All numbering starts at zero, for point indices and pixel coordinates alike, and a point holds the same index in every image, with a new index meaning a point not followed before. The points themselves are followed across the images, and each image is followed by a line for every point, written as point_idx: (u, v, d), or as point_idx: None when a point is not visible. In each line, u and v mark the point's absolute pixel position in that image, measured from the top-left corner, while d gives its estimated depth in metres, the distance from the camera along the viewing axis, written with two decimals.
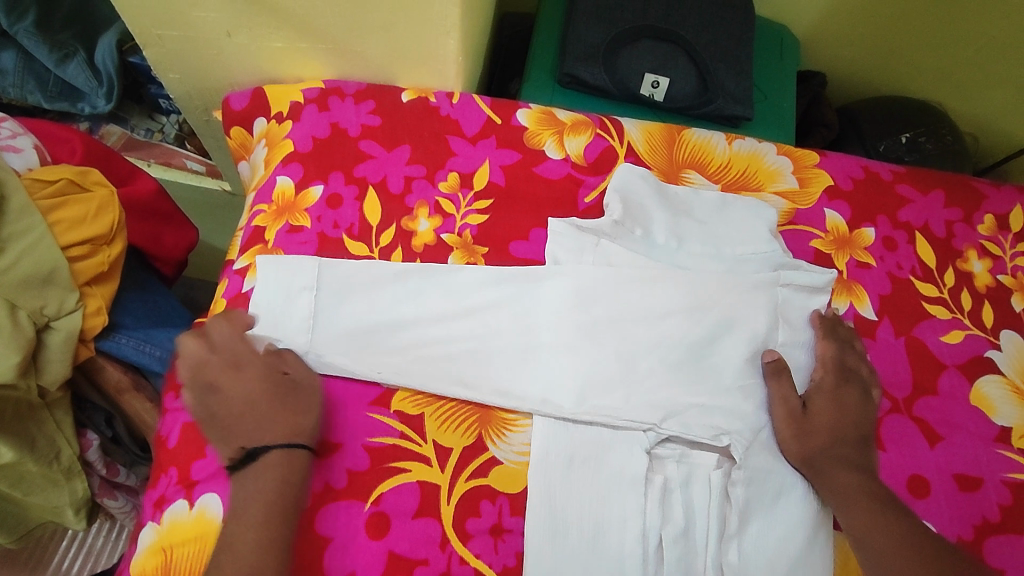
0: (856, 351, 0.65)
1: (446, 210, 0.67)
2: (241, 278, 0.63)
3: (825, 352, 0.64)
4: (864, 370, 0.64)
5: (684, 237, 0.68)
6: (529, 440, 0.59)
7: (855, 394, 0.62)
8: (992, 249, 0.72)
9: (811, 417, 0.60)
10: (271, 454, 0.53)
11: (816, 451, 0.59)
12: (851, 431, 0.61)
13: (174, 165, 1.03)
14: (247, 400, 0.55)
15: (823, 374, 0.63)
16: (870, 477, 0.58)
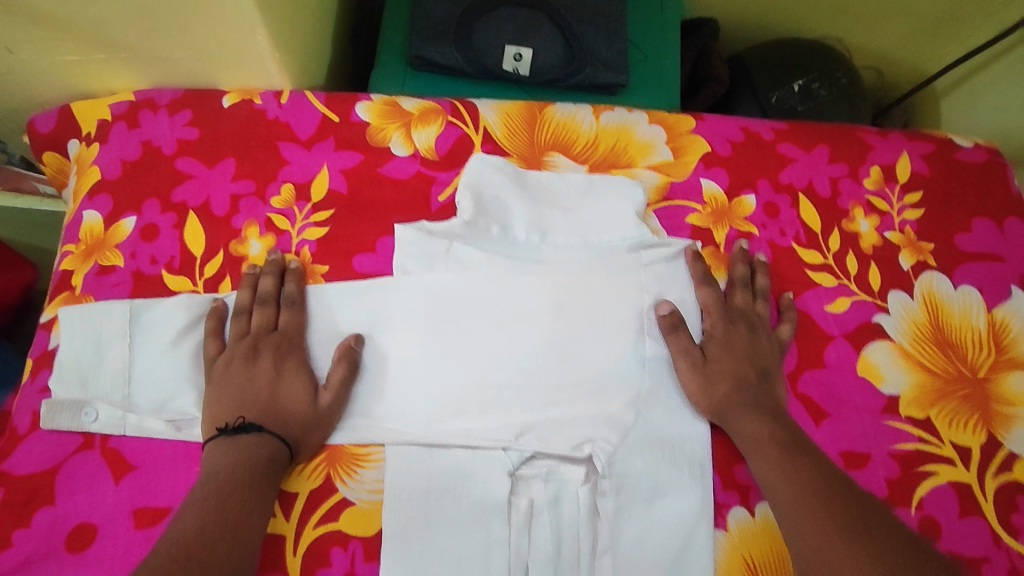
0: (744, 288, 0.63)
1: (280, 226, 0.62)
2: (47, 333, 0.57)
3: (707, 300, 0.61)
4: (752, 309, 0.62)
5: (547, 231, 0.63)
6: (381, 477, 0.55)
7: (745, 333, 0.60)
8: (880, 204, 0.68)
9: (710, 365, 0.58)
10: (267, 435, 0.52)
11: (721, 400, 0.57)
12: (752, 371, 0.59)
13: (23, 191, 0.83)
14: (287, 382, 0.55)
15: (711, 322, 0.61)
16: (780, 420, 0.56)
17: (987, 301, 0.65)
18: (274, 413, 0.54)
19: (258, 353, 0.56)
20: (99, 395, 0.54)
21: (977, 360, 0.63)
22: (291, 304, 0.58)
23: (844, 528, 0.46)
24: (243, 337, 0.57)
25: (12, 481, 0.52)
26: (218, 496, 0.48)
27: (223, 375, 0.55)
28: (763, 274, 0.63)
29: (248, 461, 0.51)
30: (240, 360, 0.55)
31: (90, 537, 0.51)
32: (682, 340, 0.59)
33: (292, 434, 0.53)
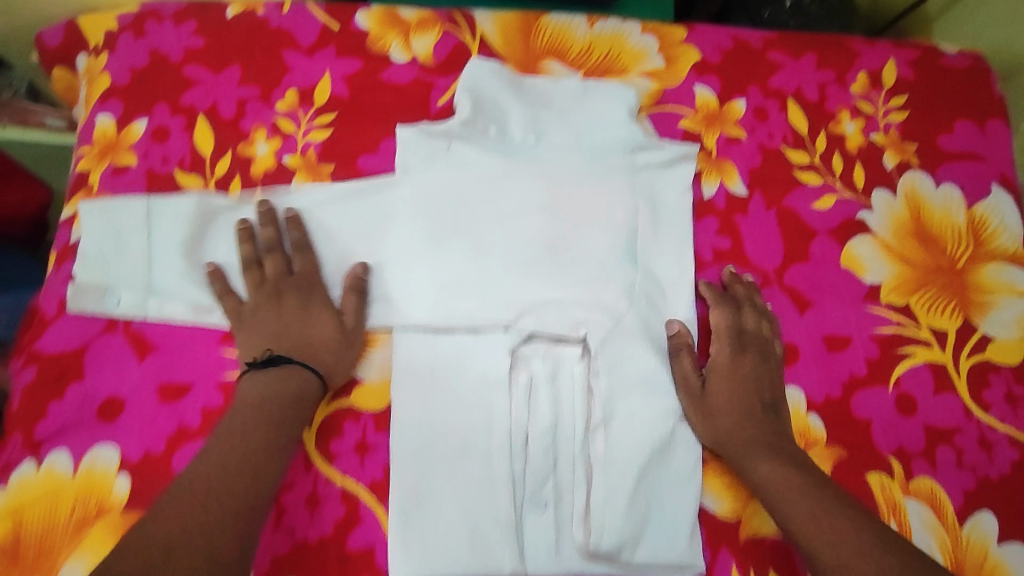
0: (756, 309, 0.60)
1: (285, 129, 0.64)
2: (67, 229, 0.61)
3: (717, 321, 0.60)
4: (761, 331, 0.60)
5: (543, 131, 0.65)
6: (389, 357, 0.59)
7: (753, 359, 0.58)
8: (866, 107, 0.70)
9: (711, 397, 0.57)
10: (299, 367, 0.54)
11: (728, 436, 0.56)
12: (758, 402, 0.57)
13: (29, 124, 0.79)
14: (309, 316, 0.57)
15: (717, 348, 0.59)
16: (800, 464, 0.54)
17: (967, 198, 0.67)
18: (305, 345, 0.56)
19: (278, 292, 0.57)
20: (120, 281, 0.58)
21: (956, 253, 0.66)
22: (303, 247, 0.59)
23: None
24: (260, 282, 0.58)
25: (44, 359, 0.57)
26: (251, 428, 0.50)
27: (252, 318, 0.57)
28: (759, 297, 0.61)
29: (276, 393, 0.53)
30: (266, 305, 0.57)
31: (118, 409, 0.56)
32: (688, 365, 0.58)
33: (324, 363, 0.56)
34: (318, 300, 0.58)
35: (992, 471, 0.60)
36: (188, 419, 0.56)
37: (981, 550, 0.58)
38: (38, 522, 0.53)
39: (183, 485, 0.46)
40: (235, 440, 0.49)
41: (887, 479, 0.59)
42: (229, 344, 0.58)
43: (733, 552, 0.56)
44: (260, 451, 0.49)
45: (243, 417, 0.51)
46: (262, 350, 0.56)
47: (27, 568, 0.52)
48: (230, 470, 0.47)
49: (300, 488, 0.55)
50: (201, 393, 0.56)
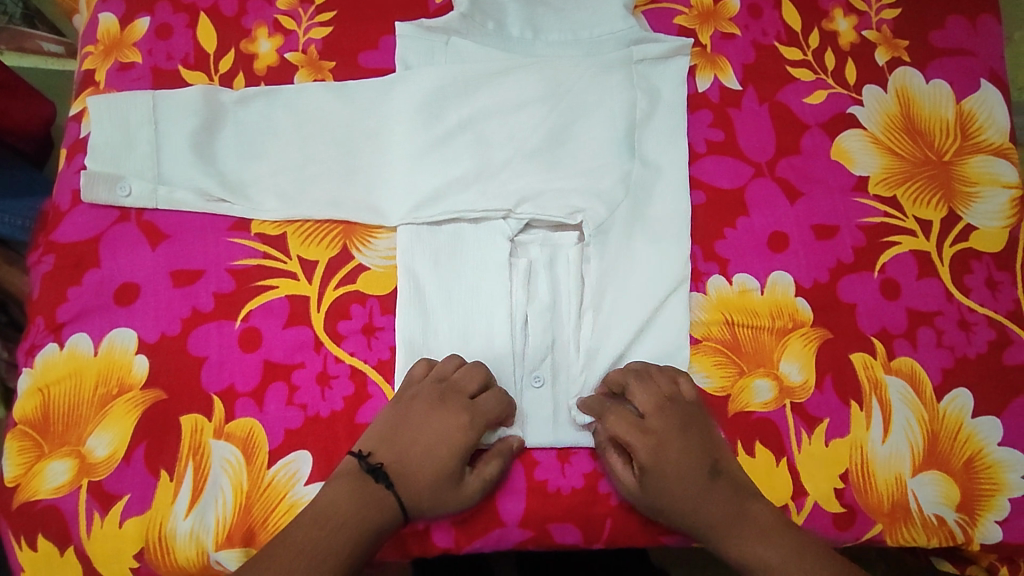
0: (641, 382, 0.56)
1: (287, 27, 0.65)
2: (77, 124, 0.62)
3: (619, 426, 0.54)
4: (664, 412, 0.54)
5: (540, 27, 0.66)
6: (393, 245, 0.60)
7: (679, 438, 0.54)
8: (859, 5, 0.70)
9: (655, 494, 0.53)
10: (390, 498, 0.51)
11: (695, 525, 0.53)
12: (702, 479, 0.53)
13: (27, 49, 0.87)
14: (444, 432, 0.53)
15: (634, 440, 0.54)
16: (771, 536, 0.51)
17: (956, 93, 0.68)
18: (416, 459, 0.53)
19: (439, 407, 0.53)
20: (131, 172, 0.59)
21: (944, 147, 0.67)
22: (465, 425, 0.53)
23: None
24: (414, 383, 0.55)
25: (62, 248, 0.59)
26: (353, 502, 0.50)
27: (405, 403, 0.54)
28: (688, 380, 0.57)
29: (359, 520, 0.49)
30: (387, 410, 0.54)
31: (134, 294, 0.57)
32: (618, 465, 0.54)
33: (414, 500, 0.52)
34: (446, 415, 0.53)
35: (971, 350, 0.60)
36: (201, 302, 0.57)
37: (956, 422, 0.58)
38: (65, 399, 0.55)
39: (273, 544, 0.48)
40: (316, 521, 0.49)
41: (869, 359, 0.60)
42: (238, 232, 0.59)
43: (722, 424, 0.58)
44: (351, 510, 0.49)
45: (344, 493, 0.50)
46: (387, 434, 0.53)
47: (57, 438, 0.54)
48: (316, 541, 0.47)
49: (311, 366, 0.56)
50: (214, 277, 0.58)
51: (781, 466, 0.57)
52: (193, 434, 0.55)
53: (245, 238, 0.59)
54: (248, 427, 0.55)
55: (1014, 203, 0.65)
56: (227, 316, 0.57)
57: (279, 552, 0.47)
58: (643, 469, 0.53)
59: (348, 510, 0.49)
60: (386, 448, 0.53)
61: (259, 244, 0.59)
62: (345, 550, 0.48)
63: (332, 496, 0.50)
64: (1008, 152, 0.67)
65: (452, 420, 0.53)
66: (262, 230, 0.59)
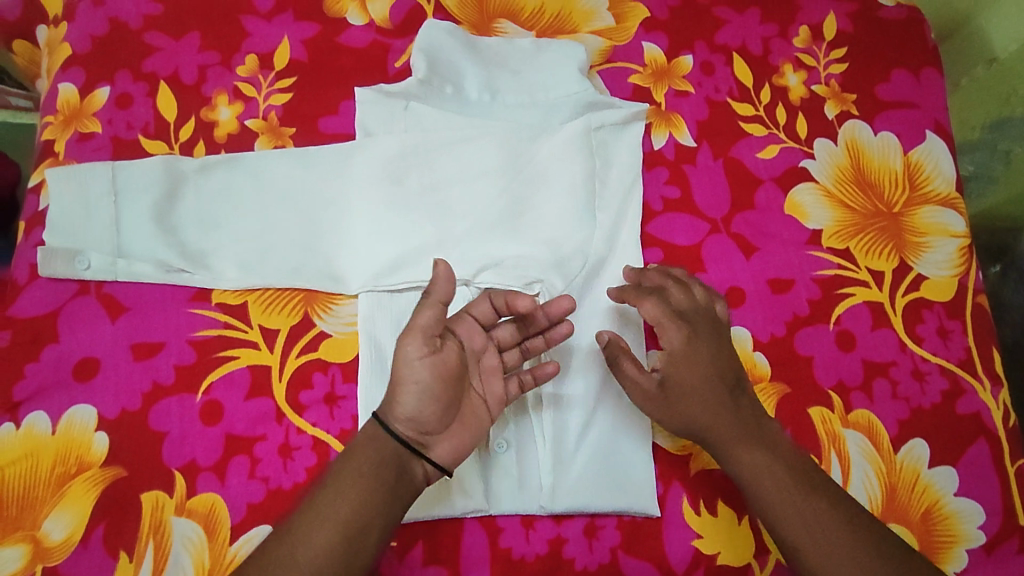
0: (678, 285, 0.58)
1: (247, 94, 0.66)
2: (36, 196, 0.62)
3: (654, 313, 0.56)
4: (701, 311, 0.57)
5: (498, 90, 0.67)
6: (355, 311, 0.60)
7: (709, 340, 0.56)
8: (807, 60, 0.72)
9: (673, 391, 0.55)
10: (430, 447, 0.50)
11: (705, 430, 0.55)
12: (724, 384, 0.56)
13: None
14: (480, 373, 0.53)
15: (668, 335, 0.56)
16: (779, 457, 0.54)
17: (904, 145, 0.70)
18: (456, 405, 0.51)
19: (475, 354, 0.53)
20: (89, 245, 0.59)
21: (893, 198, 0.69)
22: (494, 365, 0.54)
23: (829, 540, 0.51)
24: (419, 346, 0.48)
25: (20, 322, 0.58)
26: (378, 470, 0.47)
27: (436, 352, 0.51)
28: (721, 304, 0.60)
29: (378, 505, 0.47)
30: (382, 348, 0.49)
31: (93, 369, 0.57)
32: (635, 367, 0.56)
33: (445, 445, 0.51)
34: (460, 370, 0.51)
35: (925, 401, 0.62)
36: (162, 376, 0.57)
37: (913, 474, 0.60)
38: (22, 480, 0.54)
39: (298, 530, 0.45)
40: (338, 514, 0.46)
41: (827, 413, 0.61)
42: (198, 302, 0.59)
43: (685, 484, 0.58)
44: (374, 486, 0.47)
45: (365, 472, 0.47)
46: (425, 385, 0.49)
47: (12, 522, 0.53)
48: (342, 540, 0.45)
49: (272, 439, 0.56)
50: (174, 350, 0.58)
51: (743, 525, 0.58)
52: (154, 511, 0.54)
53: (206, 309, 0.59)
54: (210, 504, 0.54)
55: (962, 251, 0.67)
56: (188, 389, 0.57)
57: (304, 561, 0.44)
58: (669, 358, 0.56)
59: (370, 484, 0.47)
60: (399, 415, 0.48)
61: (219, 314, 0.59)
62: (371, 542, 0.46)
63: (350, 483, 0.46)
64: (955, 201, 0.69)
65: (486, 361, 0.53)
66: (223, 300, 0.60)
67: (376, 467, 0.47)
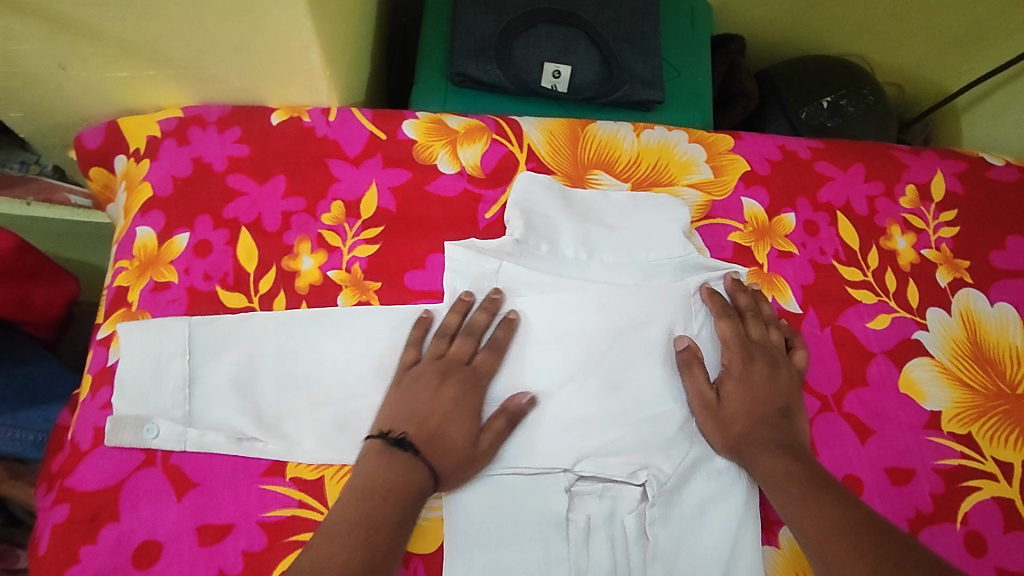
0: (758, 319, 0.61)
1: (331, 243, 0.62)
2: (105, 349, 0.58)
3: (726, 332, 0.60)
4: (769, 339, 0.60)
5: (595, 248, 0.63)
6: (441, 493, 0.55)
7: (765, 367, 0.59)
8: (915, 222, 0.69)
9: (723, 406, 0.57)
10: (422, 461, 0.51)
11: (743, 441, 0.56)
12: (771, 409, 0.58)
13: (55, 203, 0.82)
14: (462, 404, 0.54)
15: (729, 355, 0.59)
16: (803, 474, 0.54)
17: (1023, 318, 0.66)
18: (444, 425, 0.53)
19: (443, 379, 0.55)
20: (160, 411, 0.55)
21: (1016, 377, 0.64)
22: (469, 387, 0.55)
23: (829, 518, 0.50)
24: (472, 392, 0.55)
25: (78, 497, 0.52)
26: (390, 478, 0.49)
27: (460, 389, 0.55)
28: (802, 349, 0.61)
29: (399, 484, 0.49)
30: (430, 376, 0.55)
31: (155, 554, 0.51)
32: (698, 379, 0.58)
33: (443, 469, 0.52)
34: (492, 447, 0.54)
35: None
36: (228, 564, 0.51)
37: None
38: None
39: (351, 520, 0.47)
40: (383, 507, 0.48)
41: None
42: (271, 478, 0.54)
43: None
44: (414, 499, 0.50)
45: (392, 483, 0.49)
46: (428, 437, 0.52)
47: None
48: (365, 517, 0.47)
49: None
50: (244, 533, 0.52)
51: None
52: None
53: (279, 485, 0.54)
54: None
55: None
56: None
57: (336, 534, 0.46)
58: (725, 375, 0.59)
59: (399, 489, 0.49)
60: (417, 434, 0.52)
61: (294, 492, 0.54)
62: (395, 518, 0.48)
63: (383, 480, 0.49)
64: None
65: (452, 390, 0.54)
66: (297, 475, 0.54)
67: (396, 504, 0.49)
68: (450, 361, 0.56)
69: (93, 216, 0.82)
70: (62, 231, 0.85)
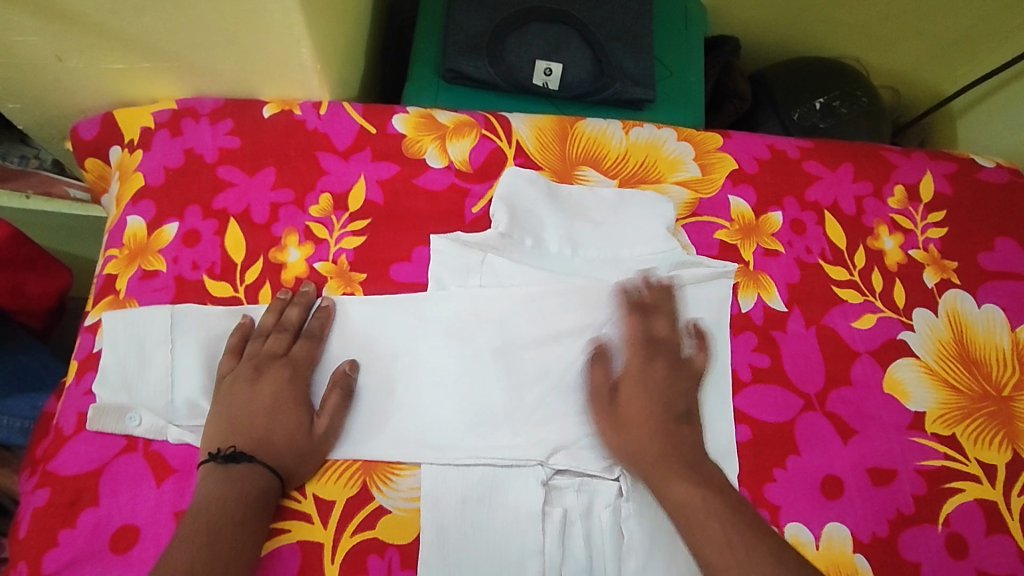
0: (660, 318, 0.59)
1: (318, 235, 0.62)
2: (92, 336, 0.59)
3: (662, 330, 0.58)
4: (674, 340, 0.58)
5: (579, 245, 0.63)
6: (418, 484, 0.55)
7: (662, 367, 0.57)
8: (903, 222, 0.69)
9: (616, 407, 0.55)
10: (259, 466, 0.51)
11: (615, 448, 0.54)
12: (668, 411, 0.55)
13: (54, 195, 0.83)
14: (281, 405, 0.54)
15: (629, 354, 0.57)
16: (661, 489, 0.51)
17: (1010, 320, 0.66)
18: (255, 423, 0.53)
19: (259, 376, 0.55)
20: (142, 400, 0.55)
21: (1001, 379, 0.64)
22: (292, 381, 0.55)
23: (718, 537, 0.48)
24: (291, 381, 0.55)
25: (60, 480, 0.53)
26: (248, 482, 0.50)
27: (229, 387, 0.55)
28: None
29: (240, 492, 0.50)
30: (243, 385, 0.55)
31: (134, 538, 0.52)
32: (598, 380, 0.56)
33: (284, 465, 0.52)
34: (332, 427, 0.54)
35: None
36: None
37: None
38: None
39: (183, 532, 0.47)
40: (224, 514, 0.48)
41: None
42: None
43: None
44: (258, 500, 0.50)
45: (234, 496, 0.49)
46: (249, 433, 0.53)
47: None
48: (217, 522, 0.48)
49: None
50: None
51: None
52: None
53: None
54: None
55: None
56: None
57: (181, 544, 0.46)
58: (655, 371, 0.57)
59: (248, 493, 0.50)
60: (249, 441, 0.52)
61: None
62: (244, 526, 0.49)
63: (221, 492, 0.49)
64: None
65: (267, 386, 0.55)
66: None
67: (242, 507, 0.49)
68: (258, 359, 0.56)
69: (92, 211, 0.83)
70: (61, 224, 0.86)
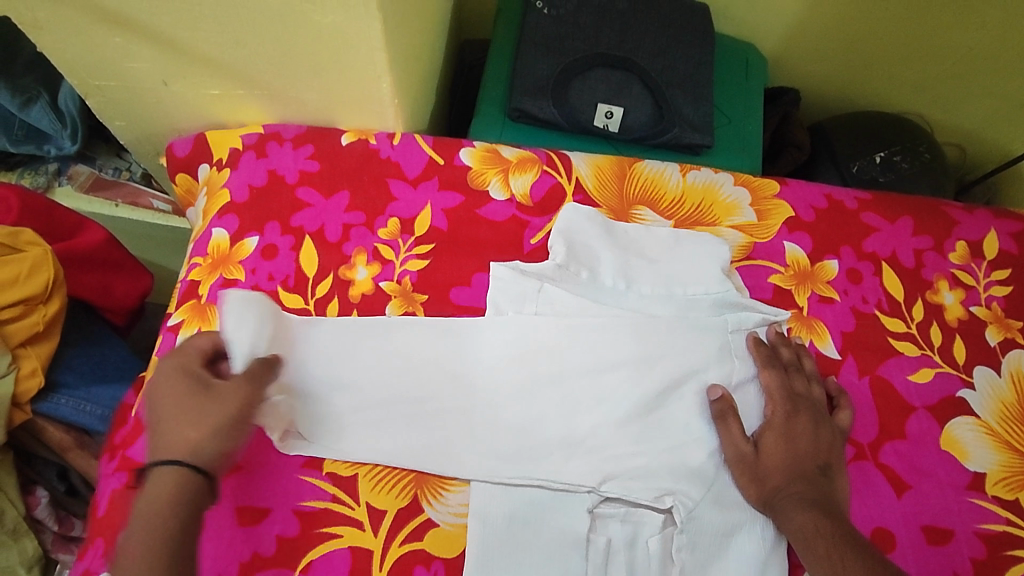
0: (802, 375, 0.61)
1: (385, 256, 0.66)
2: (173, 335, 0.63)
3: (770, 382, 0.60)
4: (813, 395, 0.60)
5: (634, 279, 0.65)
6: (466, 500, 0.56)
7: (807, 422, 0.58)
8: (965, 278, 0.68)
9: (762, 459, 0.56)
10: (164, 466, 0.48)
11: (767, 495, 0.55)
12: (811, 464, 0.56)
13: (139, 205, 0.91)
14: (176, 392, 0.51)
15: (773, 408, 0.59)
16: (808, 535, 0.52)
17: None
18: (161, 423, 0.51)
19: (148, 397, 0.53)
20: None
21: None
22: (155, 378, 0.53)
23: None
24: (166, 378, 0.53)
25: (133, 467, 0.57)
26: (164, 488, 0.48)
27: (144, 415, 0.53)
28: (847, 410, 0.60)
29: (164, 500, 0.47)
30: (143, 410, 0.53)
31: None
32: (736, 431, 0.57)
33: (186, 445, 0.49)
34: (242, 395, 0.51)
35: None
36: (263, 546, 0.54)
37: None
38: None
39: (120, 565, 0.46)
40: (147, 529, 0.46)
41: None
42: (309, 471, 0.57)
43: None
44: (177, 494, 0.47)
45: (166, 496, 0.47)
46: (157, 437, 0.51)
47: None
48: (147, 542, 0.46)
49: None
50: (279, 519, 0.55)
51: None
52: None
53: (316, 478, 0.56)
54: None
55: None
56: (288, 564, 0.53)
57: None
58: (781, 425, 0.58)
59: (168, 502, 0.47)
60: (160, 444, 0.50)
61: (328, 486, 0.56)
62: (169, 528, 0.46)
63: (146, 506, 0.47)
64: None
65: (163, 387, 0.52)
66: (333, 470, 0.57)
67: (171, 509, 0.47)
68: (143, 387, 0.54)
69: (172, 221, 0.90)
70: (147, 234, 0.93)
